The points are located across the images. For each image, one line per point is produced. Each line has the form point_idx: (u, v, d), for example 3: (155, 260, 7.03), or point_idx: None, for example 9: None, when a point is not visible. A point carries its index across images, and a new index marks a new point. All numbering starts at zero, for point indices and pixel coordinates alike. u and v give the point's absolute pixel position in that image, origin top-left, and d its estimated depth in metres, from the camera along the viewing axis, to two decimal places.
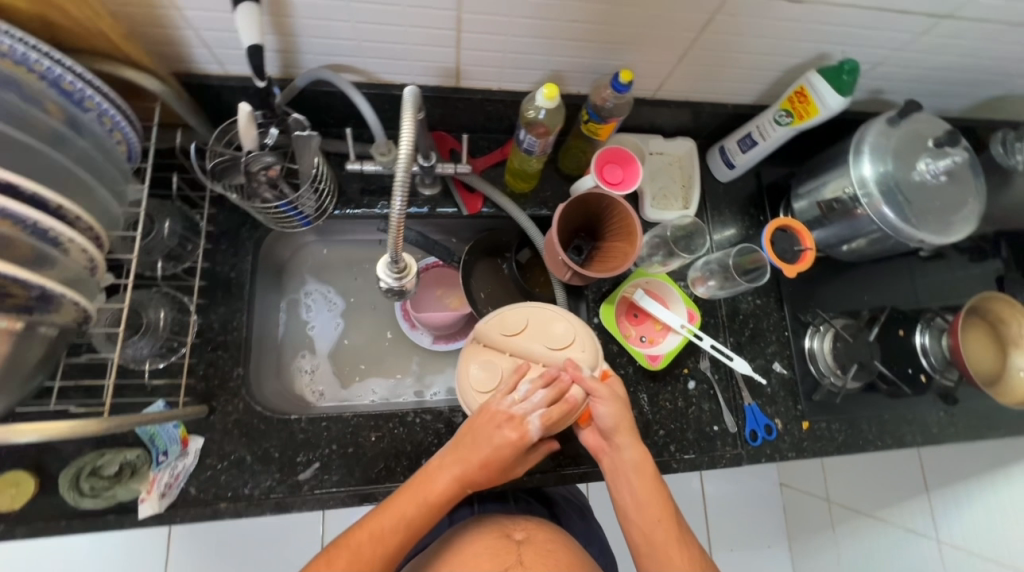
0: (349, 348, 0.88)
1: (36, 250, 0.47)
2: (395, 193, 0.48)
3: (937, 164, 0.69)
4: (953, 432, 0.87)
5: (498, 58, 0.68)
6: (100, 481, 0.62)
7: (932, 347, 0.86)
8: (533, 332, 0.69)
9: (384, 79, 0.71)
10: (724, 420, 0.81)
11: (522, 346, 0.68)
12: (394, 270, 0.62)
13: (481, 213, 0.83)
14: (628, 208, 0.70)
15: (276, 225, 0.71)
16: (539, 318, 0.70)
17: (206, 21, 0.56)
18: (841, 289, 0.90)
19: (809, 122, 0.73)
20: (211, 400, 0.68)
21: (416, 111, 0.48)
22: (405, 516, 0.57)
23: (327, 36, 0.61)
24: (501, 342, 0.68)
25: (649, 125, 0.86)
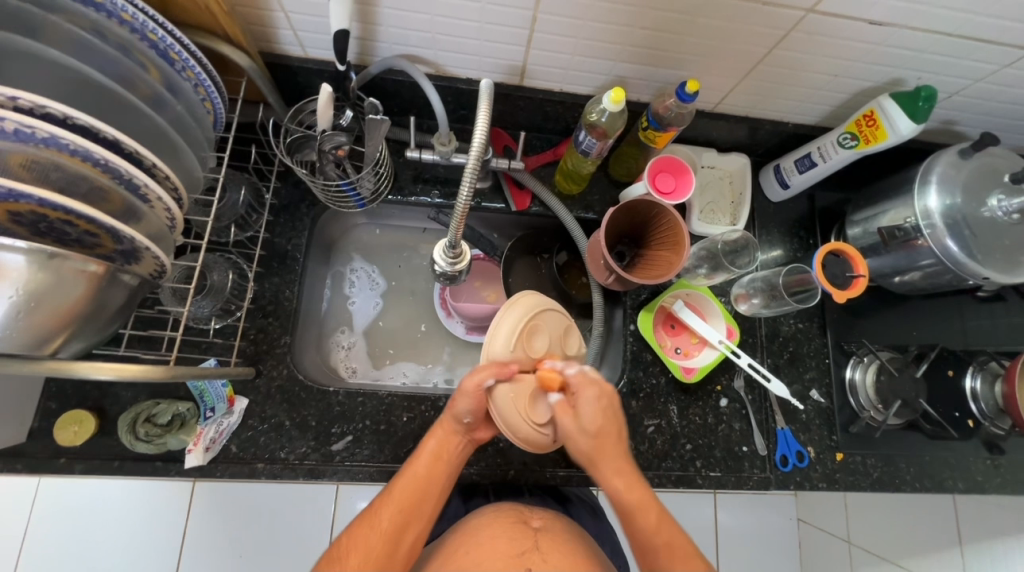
0: (384, 330, 0.90)
1: (127, 204, 0.51)
2: (464, 180, 0.51)
3: (1009, 201, 0.66)
4: (996, 483, 0.84)
5: (564, 60, 0.69)
6: (154, 428, 0.66)
7: (983, 393, 0.82)
8: (562, 345, 0.63)
9: (451, 73, 0.73)
10: (754, 442, 0.79)
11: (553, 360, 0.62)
12: (451, 255, 0.64)
13: (528, 211, 0.85)
14: (678, 217, 0.70)
15: (333, 204, 0.74)
16: (561, 325, 0.63)
17: (298, 5, 0.59)
18: (887, 322, 0.87)
19: (875, 148, 0.71)
20: (259, 363, 0.71)
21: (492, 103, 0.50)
22: (444, 452, 0.62)
23: (405, 27, 0.64)
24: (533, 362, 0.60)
25: (704, 138, 0.86)
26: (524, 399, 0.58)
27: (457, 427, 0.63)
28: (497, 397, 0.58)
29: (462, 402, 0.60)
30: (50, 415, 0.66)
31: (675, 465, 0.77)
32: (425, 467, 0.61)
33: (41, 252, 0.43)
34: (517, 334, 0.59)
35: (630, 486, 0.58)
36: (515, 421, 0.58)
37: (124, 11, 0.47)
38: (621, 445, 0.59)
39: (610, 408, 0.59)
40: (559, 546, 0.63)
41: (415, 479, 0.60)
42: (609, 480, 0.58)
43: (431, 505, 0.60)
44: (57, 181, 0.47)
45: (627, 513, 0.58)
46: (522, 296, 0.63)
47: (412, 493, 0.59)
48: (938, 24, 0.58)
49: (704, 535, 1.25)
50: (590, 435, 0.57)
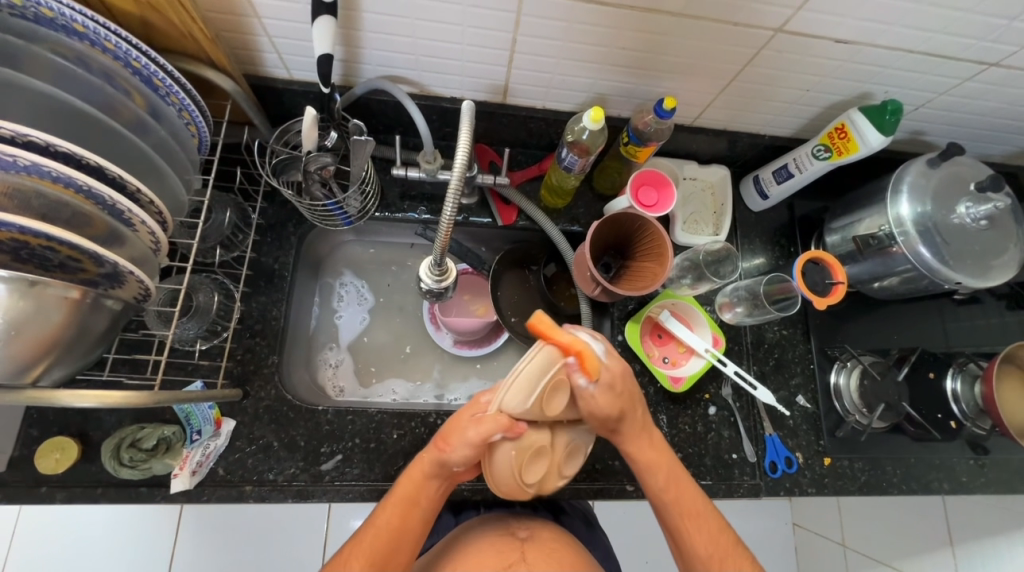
0: (369, 346, 0.90)
1: (110, 228, 0.51)
2: (447, 199, 0.52)
3: (977, 209, 0.69)
4: (982, 482, 0.86)
5: (546, 78, 0.70)
6: (139, 453, 0.65)
7: (964, 394, 0.84)
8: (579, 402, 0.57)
9: (435, 92, 0.75)
10: (744, 449, 0.80)
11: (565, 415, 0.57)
12: (437, 273, 0.65)
13: (514, 225, 0.86)
14: (661, 228, 0.72)
15: (320, 222, 0.74)
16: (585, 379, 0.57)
17: (281, 30, 0.60)
18: (870, 327, 0.89)
19: (848, 159, 0.73)
20: (246, 384, 0.71)
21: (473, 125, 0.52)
22: (419, 496, 0.60)
23: (389, 49, 0.65)
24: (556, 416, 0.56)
25: (684, 151, 0.88)
26: (524, 457, 0.54)
27: (436, 470, 0.59)
28: (499, 452, 0.54)
29: (460, 451, 0.55)
30: (31, 443, 0.65)
31: None
32: (393, 516, 0.59)
33: (22, 279, 0.43)
34: (540, 393, 0.52)
35: (647, 445, 0.61)
36: (503, 475, 0.55)
37: (107, 40, 0.48)
38: (641, 410, 0.61)
39: (624, 392, 0.58)
40: (545, 554, 0.65)
41: (386, 531, 0.58)
42: (630, 441, 0.61)
43: (404, 552, 0.58)
44: (40, 208, 0.47)
45: (643, 470, 0.61)
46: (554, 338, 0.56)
47: (383, 542, 0.58)
48: (900, 43, 0.61)
49: None
50: (604, 418, 0.57)
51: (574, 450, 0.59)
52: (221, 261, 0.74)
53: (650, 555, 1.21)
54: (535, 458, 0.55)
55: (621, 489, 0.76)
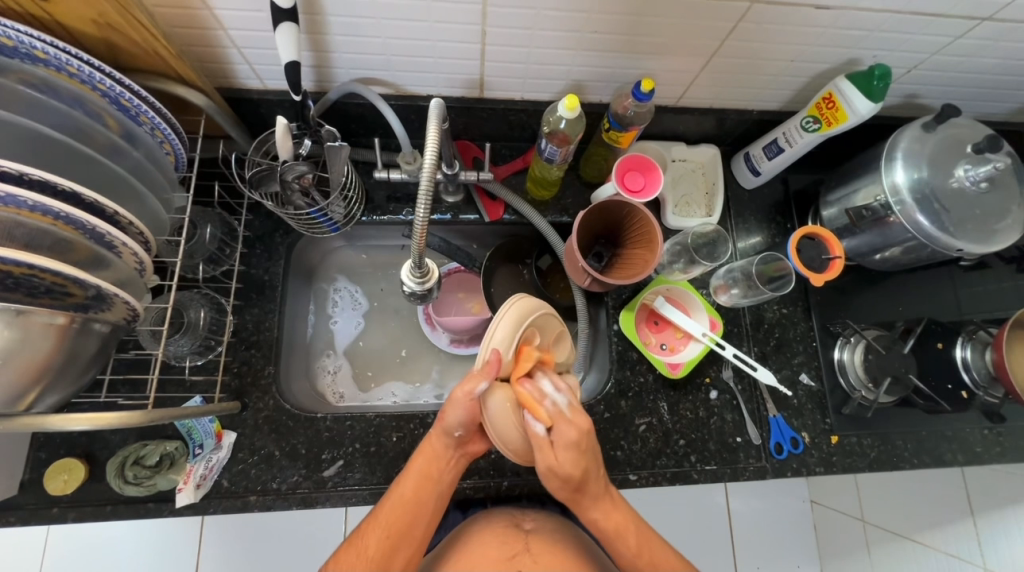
0: (365, 350, 0.90)
1: (94, 253, 0.51)
2: (419, 200, 0.51)
3: (976, 170, 0.66)
4: (998, 452, 0.84)
5: (520, 69, 0.69)
6: (143, 470, 0.66)
7: (975, 362, 0.81)
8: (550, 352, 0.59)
9: (411, 91, 0.74)
10: (748, 432, 0.79)
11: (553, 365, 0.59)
12: (418, 275, 0.63)
13: (502, 220, 0.85)
14: (649, 214, 0.71)
15: (306, 230, 0.74)
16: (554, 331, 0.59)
17: (248, 40, 0.60)
18: (874, 301, 0.87)
19: (838, 129, 0.71)
20: (244, 397, 0.72)
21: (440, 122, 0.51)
22: (436, 471, 0.61)
23: (359, 52, 0.64)
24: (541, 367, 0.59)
25: (671, 132, 0.86)
26: (515, 407, 0.54)
27: (448, 441, 0.60)
28: (492, 405, 0.54)
29: (455, 413, 0.56)
30: (40, 466, 0.67)
31: (670, 462, 0.77)
32: (411, 488, 0.60)
33: (8, 309, 0.43)
34: (518, 339, 0.54)
35: (610, 513, 0.60)
36: (505, 431, 0.54)
37: (69, 65, 0.48)
38: (601, 479, 0.59)
39: (587, 450, 0.55)
40: (548, 549, 0.66)
41: (404, 503, 0.59)
42: (589, 511, 0.59)
43: (422, 525, 0.59)
44: (21, 238, 0.46)
45: (607, 538, 0.60)
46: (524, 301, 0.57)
47: (400, 515, 0.59)
48: (884, 3, 0.58)
49: (719, 526, 1.28)
50: (564, 478, 0.55)
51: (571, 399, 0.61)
52: (205, 276, 0.74)
53: None
54: None
55: (622, 479, 0.75)
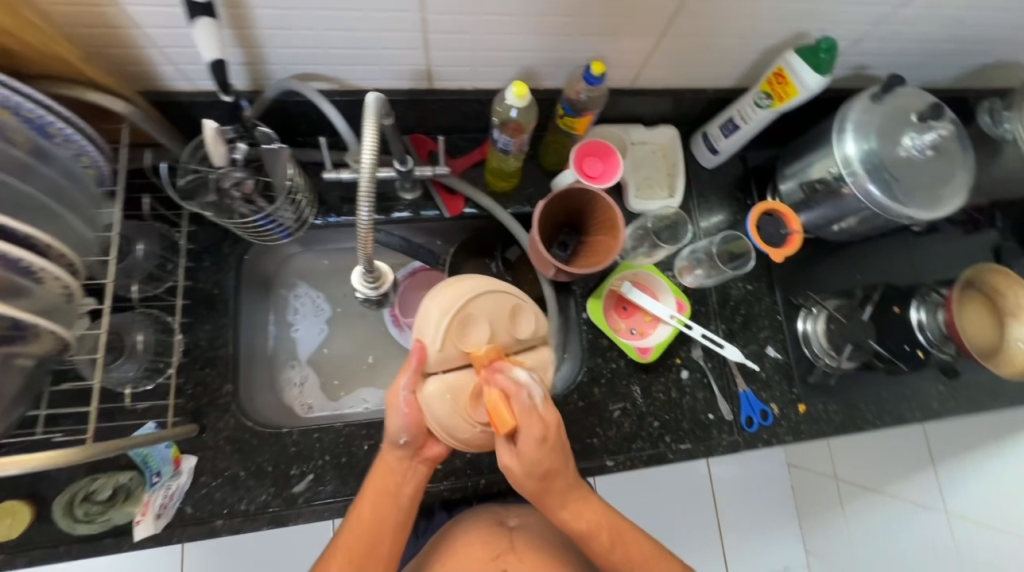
0: (330, 357, 0.87)
1: (9, 282, 0.46)
2: (362, 203, 0.49)
3: (922, 138, 0.67)
4: (954, 406, 0.87)
5: (468, 57, 0.66)
6: (94, 506, 0.63)
7: (929, 323, 0.84)
8: (503, 331, 0.56)
9: (356, 85, 0.70)
10: (719, 408, 0.80)
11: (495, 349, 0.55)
12: (371, 280, 0.61)
13: (464, 214, 0.83)
14: (609, 200, 0.70)
15: (256, 238, 0.70)
16: (503, 309, 0.56)
17: (168, 38, 0.55)
18: (833, 272, 0.89)
19: (790, 104, 0.71)
20: (202, 418, 0.68)
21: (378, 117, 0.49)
22: (394, 485, 0.59)
23: (292, 45, 0.60)
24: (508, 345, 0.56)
25: (629, 115, 0.85)
26: (459, 402, 0.54)
27: (402, 451, 0.59)
28: (428, 404, 0.54)
29: (395, 419, 0.56)
30: None
31: (645, 446, 0.77)
32: (367, 509, 0.58)
33: None
34: (445, 327, 0.54)
35: (585, 514, 0.60)
36: (453, 424, 0.54)
37: None
38: (569, 473, 0.58)
39: (554, 446, 0.54)
40: (532, 543, 0.66)
41: (363, 525, 0.58)
42: (560, 510, 0.59)
43: (385, 544, 0.58)
44: None
45: (581, 539, 0.60)
46: (458, 284, 0.57)
47: (362, 538, 0.57)
48: None
49: (703, 497, 1.33)
50: (530, 472, 0.53)
51: None
52: (143, 296, 0.69)
53: (654, 515, 1.31)
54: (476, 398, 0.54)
55: (601, 466, 0.76)
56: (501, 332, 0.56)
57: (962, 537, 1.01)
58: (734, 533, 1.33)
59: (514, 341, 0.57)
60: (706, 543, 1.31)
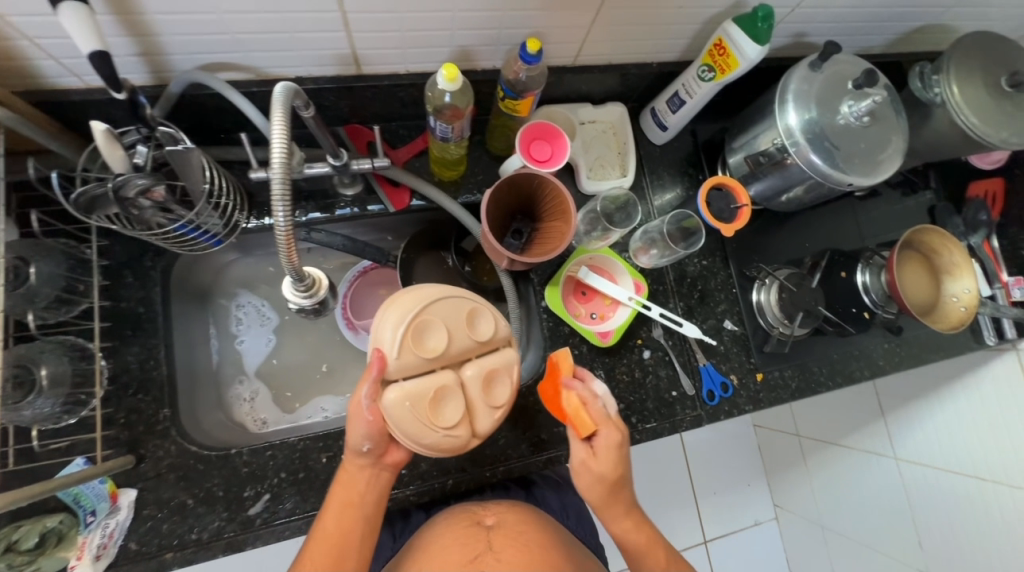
0: (282, 367, 0.83)
1: None
2: (276, 205, 0.45)
3: (859, 105, 0.68)
4: (898, 361, 0.92)
5: (395, 39, 0.61)
6: (19, 556, 0.56)
7: (873, 285, 0.87)
8: (463, 333, 0.55)
9: (275, 74, 0.64)
10: (682, 384, 0.81)
11: (453, 351, 0.54)
12: (302, 289, 0.57)
13: (410, 207, 0.78)
14: (559, 184, 0.68)
15: (180, 248, 0.64)
16: (460, 311, 0.55)
17: (38, 27, 0.48)
18: (782, 241, 0.91)
19: (731, 76, 0.70)
20: (139, 448, 0.63)
21: (288, 106, 0.45)
22: (357, 495, 0.57)
23: (193, 32, 0.54)
24: (468, 345, 0.55)
25: (575, 94, 0.82)
26: (420, 409, 0.52)
27: (364, 460, 0.57)
28: (389, 411, 0.52)
29: (355, 428, 0.55)
30: None
31: None
32: (331, 523, 0.56)
33: None
34: (402, 333, 0.52)
35: (642, 536, 0.64)
36: (411, 430, 0.51)
37: None
38: (631, 493, 0.64)
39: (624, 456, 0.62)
40: (511, 540, 0.65)
41: (326, 539, 0.55)
42: (620, 523, 0.64)
43: (352, 558, 0.55)
44: None
45: (636, 551, 0.64)
46: (411, 290, 0.55)
47: (327, 553, 0.54)
48: None
49: (676, 464, 1.38)
50: (597, 477, 0.61)
51: (489, 380, 0.55)
52: (49, 322, 0.61)
53: (633, 486, 1.34)
54: (438, 401, 0.52)
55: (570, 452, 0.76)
56: (459, 333, 0.55)
57: (911, 477, 1.09)
58: (708, 495, 1.39)
59: (475, 342, 0.55)
60: (681, 508, 1.37)
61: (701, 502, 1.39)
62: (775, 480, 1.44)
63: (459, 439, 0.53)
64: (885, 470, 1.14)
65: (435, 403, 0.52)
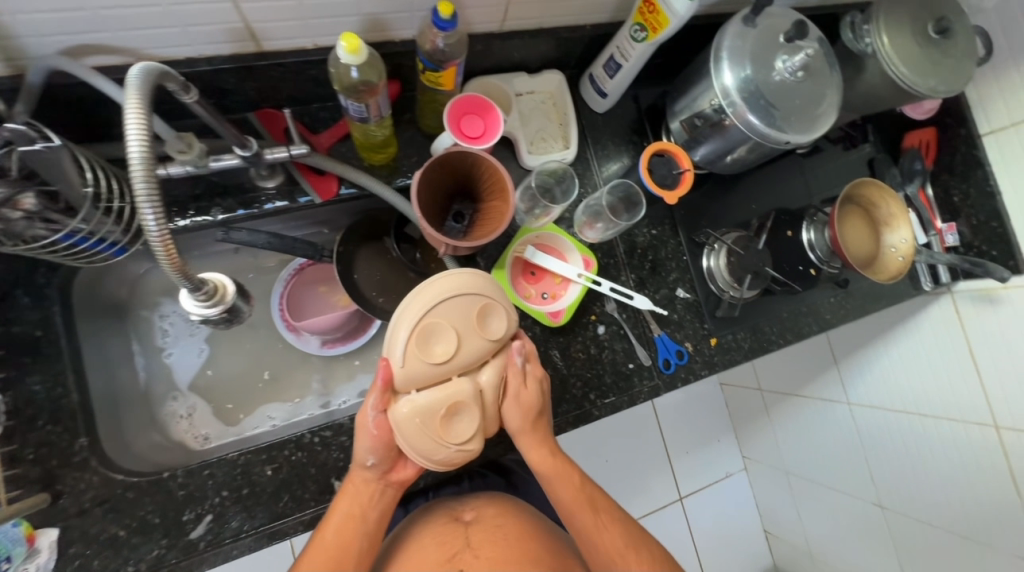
0: (219, 378, 0.78)
1: None
2: (140, 205, 0.42)
3: (792, 60, 0.67)
4: (844, 314, 0.93)
5: (293, 9, 0.55)
6: None
7: (817, 242, 0.88)
8: (472, 335, 0.57)
9: (160, 56, 0.57)
10: (638, 356, 0.81)
11: (464, 358, 0.57)
12: (203, 296, 0.55)
13: (339, 196, 0.72)
14: (494, 161, 0.64)
15: (77, 261, 0.58)
16: (471, 312, 0.58)
17: None
18: (729, 205, 0.90)
19: (664, 35, 0.67)
20: (55, 484, 0.58)
21: (144, 91, 0.42)
22: (362, 509, 0.57)
23: (41, 9, 0.46)
24: (480, 347, 0.58)
25: (508, 62, 0.78)
26: (430, 421, 0.55)
27: (369, 475, 0.58)
28: (399, 423, 0.55)
29: (363, 441, 0.57)
30: None
31: (571, 407, 0.77)
32: (333, 532, 0.55)
33: None
34: (410, 340, 0.55)
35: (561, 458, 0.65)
36: (420, 445, 0.55)
37: None
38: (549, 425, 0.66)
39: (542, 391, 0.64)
40: (489, 533, 0.64)
41: (324, 549, 0.54)
42: (539, 448, 0.64)
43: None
44: None
45: (556, 475, 0.64)
46: (426, 288, 0.57)
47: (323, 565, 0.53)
48: None
49: (647, 430, 1.41)
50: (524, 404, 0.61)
51: (499, 384, 0.59)
52: None
53: (607, 455, 1.36)
54: (449, 416, 0.56)
55: None
56: (469, 337, 0.57)
57: (862, 419, 1.15)
58: (680, 455, 1.44)
59: (484, 344, 0.58)
60: (655, 471, 1.40)
61: (674, 463, 1.43)
62: (742, 434, 1.50)
63: (468, 451, 0.57)
64: (840, 415, 1.20)
65: (446, 419, 0.56)
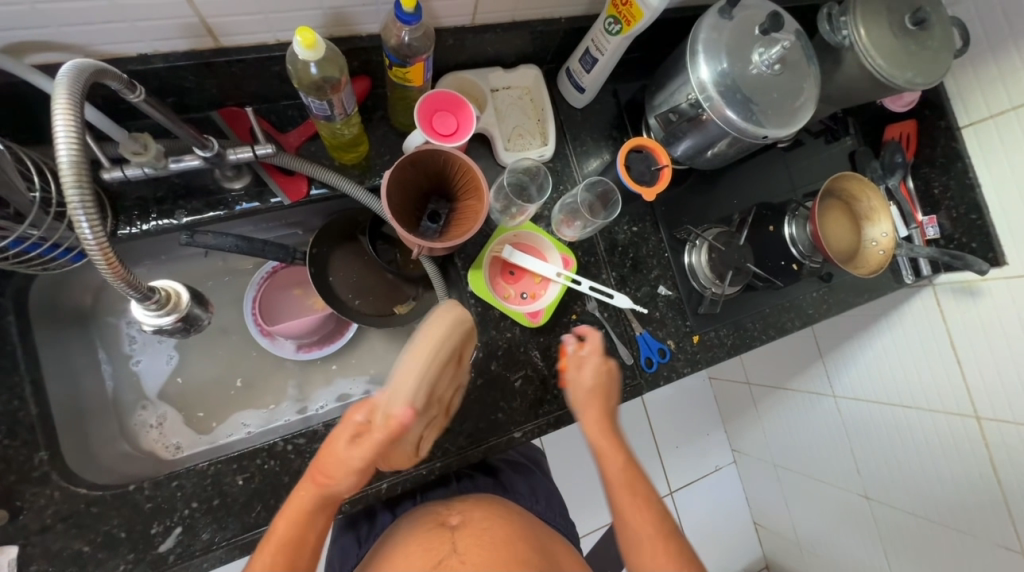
0: (191, 385, 0.76)
1: None
2: (75, 213, 0.41)
3: (768, 53, 0.66)
4: (827, 309, 0.92)
5: (250, 3, 0.53)
6: None
7: (799, 237, 0.88)
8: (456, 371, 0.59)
9: (112, 52, 0.54)
10: (620, 355, 0.80)
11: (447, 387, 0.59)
12: (155, 306, 0.54)
13: (309, 198, 0.70)
14: (466, 158, 0.62)
15: (33, 267, 0.57)
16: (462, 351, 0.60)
17: None
18: (710, 200, 0.90)
19: (638, 28, 0.66)
20: (13, 501, 0.56)
21: (76, 87, 0.41)
22: (310, 532, 0.51)
23: None
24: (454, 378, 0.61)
25: (482, 57, 0.76)
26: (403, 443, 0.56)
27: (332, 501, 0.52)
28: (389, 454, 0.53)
29: (342, 476, 0.50)
30: None
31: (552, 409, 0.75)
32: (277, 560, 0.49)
33: None
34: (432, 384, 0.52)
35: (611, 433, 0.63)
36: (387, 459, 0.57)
37: None
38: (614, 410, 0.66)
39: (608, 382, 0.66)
40: (476, 538, 0.61)
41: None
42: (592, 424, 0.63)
43: None
44: None
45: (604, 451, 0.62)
46: (439, 325, 0.54)
47: None
48: None
49: (636, 426, 1.41)
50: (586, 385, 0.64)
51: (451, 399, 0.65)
52: None
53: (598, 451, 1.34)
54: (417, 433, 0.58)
55: (509, 440, 0.73)
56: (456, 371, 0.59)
57: (849, 412, 1.15)
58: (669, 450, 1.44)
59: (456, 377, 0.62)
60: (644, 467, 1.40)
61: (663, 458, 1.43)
62: (732, 428, 1.50)
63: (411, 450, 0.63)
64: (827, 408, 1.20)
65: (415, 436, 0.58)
